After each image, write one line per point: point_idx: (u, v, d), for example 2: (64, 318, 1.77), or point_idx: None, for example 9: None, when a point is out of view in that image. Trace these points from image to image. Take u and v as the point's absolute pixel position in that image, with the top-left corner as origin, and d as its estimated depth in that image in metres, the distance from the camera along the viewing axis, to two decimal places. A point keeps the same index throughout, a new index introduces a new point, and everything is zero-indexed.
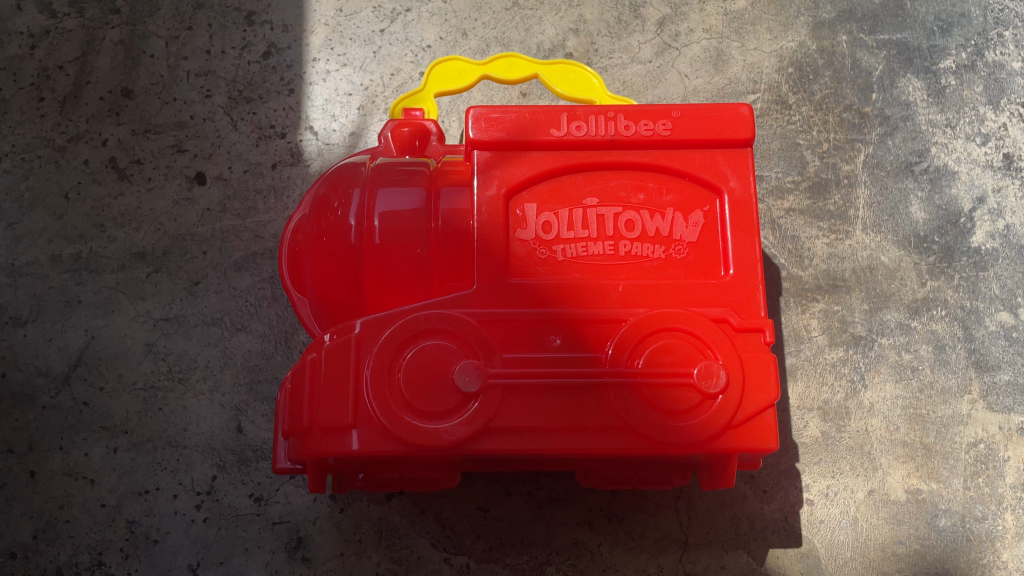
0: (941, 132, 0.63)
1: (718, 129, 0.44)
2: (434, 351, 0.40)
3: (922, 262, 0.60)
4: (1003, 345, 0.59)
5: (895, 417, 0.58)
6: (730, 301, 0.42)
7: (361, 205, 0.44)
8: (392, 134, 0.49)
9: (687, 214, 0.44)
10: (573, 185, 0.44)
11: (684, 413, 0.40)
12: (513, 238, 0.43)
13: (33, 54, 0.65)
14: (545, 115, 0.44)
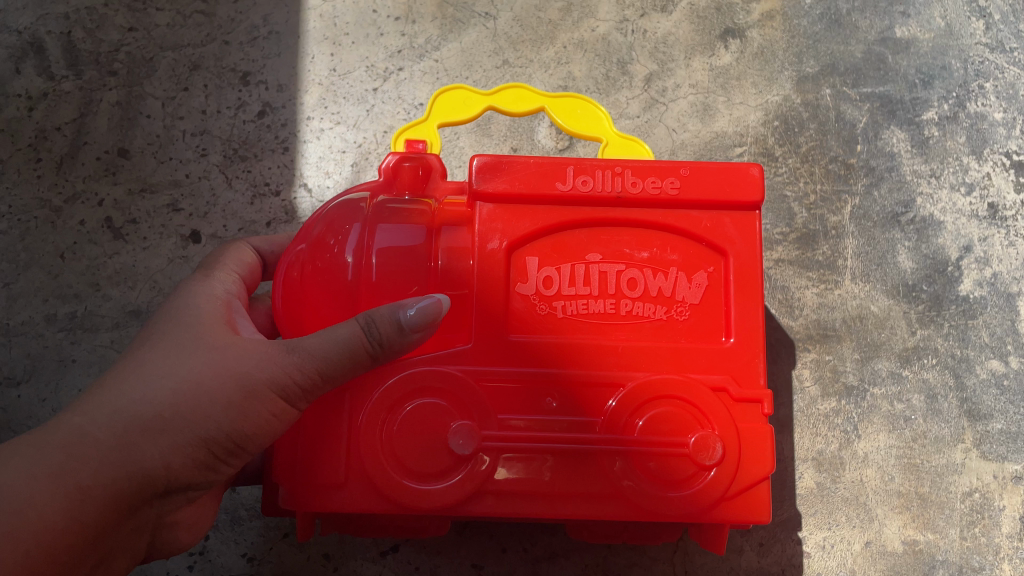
0: (925, 183, 0.64)
1: (725, 192, 0.44)
2: (431, 412, 0.41)
3: (911, 311, 0.61)
4: (994, 394, 0.60)
5: (890, 467, 0.58)
6: (731, 369, 0.43)
7: (360, 242, 0.43)
8: (393, 166, 0.46)
9: (690, 275, 0.44)
10: (575, 240, 0.44)
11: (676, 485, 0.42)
12: (512, 292, 0.44)
13: (31, 116, 0.65)
14: (553, 168, 0.44)
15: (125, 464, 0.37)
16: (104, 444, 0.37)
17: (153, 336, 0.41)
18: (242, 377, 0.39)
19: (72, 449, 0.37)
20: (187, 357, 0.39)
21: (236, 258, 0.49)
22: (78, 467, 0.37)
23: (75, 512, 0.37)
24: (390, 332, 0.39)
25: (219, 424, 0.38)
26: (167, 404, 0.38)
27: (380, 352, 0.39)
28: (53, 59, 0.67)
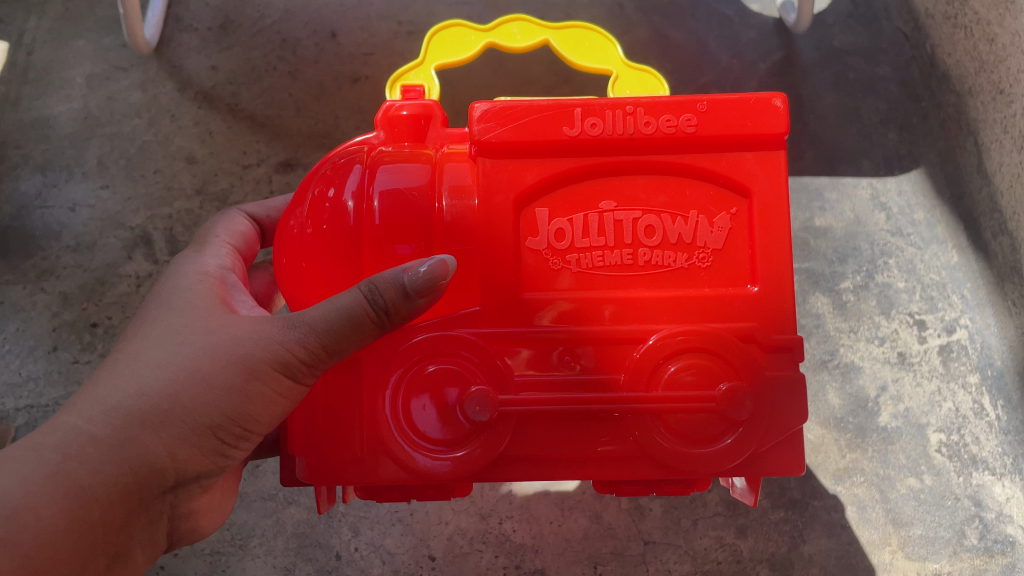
0: (845, 336, 0.81)
1: (750, 125, 0.49)
2: (454, 366, 0.48)
3: (841, 438, 0.76)
4: (913, 505, 0.74)
5: (831, 566, 0.72)
6: (756, 314, 0.49)
7: (360, 189, 0.48)
8: (397, 116, 0.54)
9: (711, 219, 0.50)
10: (589, 188, 0.50)
11: (703, 442, 0.48)
12: (521, 245, 0.49)
13: (138, 291, 0.85)
14: (562, 113, 0.49)
15: (122, 452, 0.45)
16: (101, 439, 0.45)
17: (141, 335, 0.49)
18: (233, 364, 0.47)
19: (69, 448, 0.44)
20: (171, 346, 0.48)
21: (223, 234, 0.61)
22: (77, 464, 0.44)
23: (75, 502, 0.44)
24: (396, 297, 0.44)
25: (217, 408, 0.47)
26: (161, 396, 0.46)
27: (384, 322, 0.45)
28: (159, 248, 0.87)
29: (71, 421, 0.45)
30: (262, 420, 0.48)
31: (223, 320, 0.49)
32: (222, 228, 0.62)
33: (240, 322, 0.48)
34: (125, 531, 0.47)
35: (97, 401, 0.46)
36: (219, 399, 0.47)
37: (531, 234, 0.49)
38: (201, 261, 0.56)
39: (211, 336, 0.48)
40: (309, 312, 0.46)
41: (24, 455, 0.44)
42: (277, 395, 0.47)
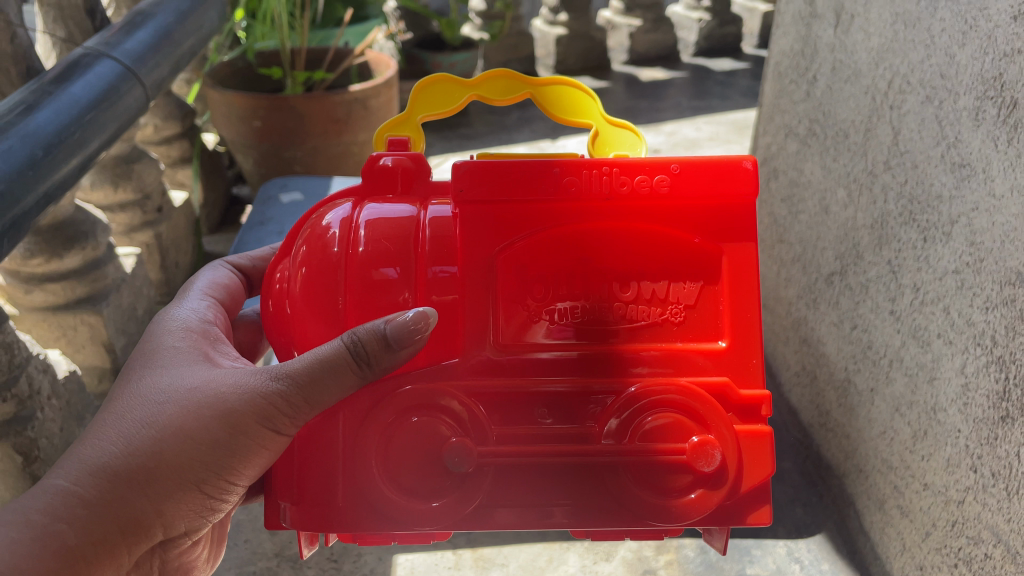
0: None
1: (710, 193, 0.76)
2: (439, 410, 0.76)
3: None
4: None
5: None
6: (732, 372, 0.79)
7: (341, 234, 0.76)
8: (390, 161, 0.81)
9: (683, 274, 0.78)
10: (578, 235, 0.77)
11: (649, 488, 0.77)
12: (514, 292, 0.78)
13: None
14: (555, 176, 0.76)
15: (103, 502, 0.70)
16: (87, 499, 0.69)
17: (124, 401, 0.74)
18: (205, 424, 0.73)
19: (59, 509, 0.68)
20: (152, 412, 0.73)
21: (194, 304, 0.88)
22: (64, 522, 0.68)
23: (68, 546, 0.68)
24: (373, 342, 0.69)
25: (189, 459, 0.73)
26: (139, 458, 0.72)
27: (352, 368, 0.71)
28: None
29: (60, 482, 0.69)
30: (219, 462, 0.74)
31: (190, 387, 0.75)
32: (195, 293, 0.90)
33: (206, 385, 0.75)
34: (109, 565, 0.71)
35: (80, 464, 0.70)
36: (187, 450, 0.73)
37: (517, 282, 0.78)
38: (180, 330, 0.81)
39: (180, 402, 0.73)
40: (286, 369, 0.72)
41: (23, 518, 0.67)
42: (232, 446, 0.73)
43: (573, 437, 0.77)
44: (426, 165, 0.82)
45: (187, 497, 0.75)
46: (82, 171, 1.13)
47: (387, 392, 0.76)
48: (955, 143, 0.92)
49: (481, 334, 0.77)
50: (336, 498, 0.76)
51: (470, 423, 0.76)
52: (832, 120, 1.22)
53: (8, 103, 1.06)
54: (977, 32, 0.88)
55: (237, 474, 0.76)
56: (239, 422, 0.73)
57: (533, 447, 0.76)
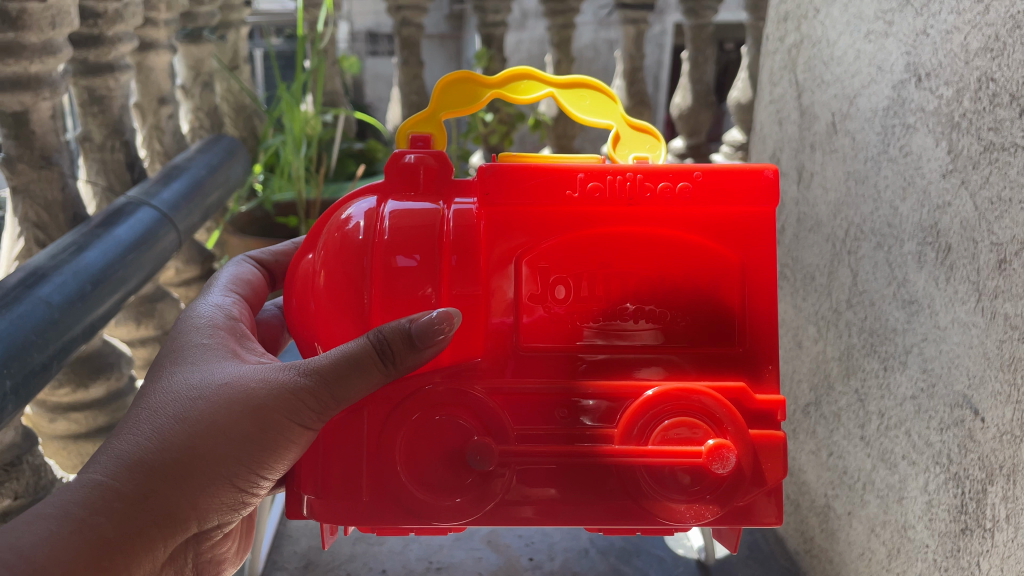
0: None
1: (736, 204, 0.91)
2: (463, 405, 0.89)
3: None
4: None
5: None
6: (746, 371, 0.95)
7: (370, 228, 0.90)
8: (416, 159, 0.94)
9: (701, 278, 0.94)
10: (600, 238, 0.93)
11: (657, 487, 0.91)
12: (537, 293, 0.93)
13: None
14: (581, 180, 0.91)
15: (136, 488, 0.86)
16: (122, 490, 0.85)
17: (156, 400, 0.91)
18: (231, 414, 0.90)
19: (99, 500, 0.84)
20: (181, 408, 0.90)
21: (211, 309, 1.05)
22: (105, 511, 0.84)
23: (109, 531, 0.84)
24: (397, 340, 0.83)
25: (214, 449, 0.90)
26: (167, 452, 0.88)
27: (374, 364, 0.85)
28: None
29: (98, 475, 0.85)
30: (241, 451, 0.91)
31: (214, 386, 0.91)
32: (209, 302, 1.07)
33: (229, 381, 0.92)
34: (149, 544, 0.87)
35: (115, 459, 0.86)
36: (212, 441, 0.89)
37: (540, 285, 0.93)
38: (207, 336, 0.99)
39: (206, 397, 0.90)
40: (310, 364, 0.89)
41: (66, 513, 0.82)
42: (254, 434, 0.90)
43: (589, 438, 0.92)
44: (445, 162, 0.96)
45: (212, 484, 0.91)
46: (122, 304, 1.26)
47: (419, 388, 0.91)
48: (903, 283, 1.04)
49: (503, 337, 0.94)
50: (360, 496, 0.91)
51: (493, 419, 0.90)
52: (799, 264, 1.35)
53: (60, 243, 1.21)
54: (915, 188, 1.02)
55: (256, 465, 0.92)
56: (255, 414, 0.90)
57: (552, 447, 0.90)
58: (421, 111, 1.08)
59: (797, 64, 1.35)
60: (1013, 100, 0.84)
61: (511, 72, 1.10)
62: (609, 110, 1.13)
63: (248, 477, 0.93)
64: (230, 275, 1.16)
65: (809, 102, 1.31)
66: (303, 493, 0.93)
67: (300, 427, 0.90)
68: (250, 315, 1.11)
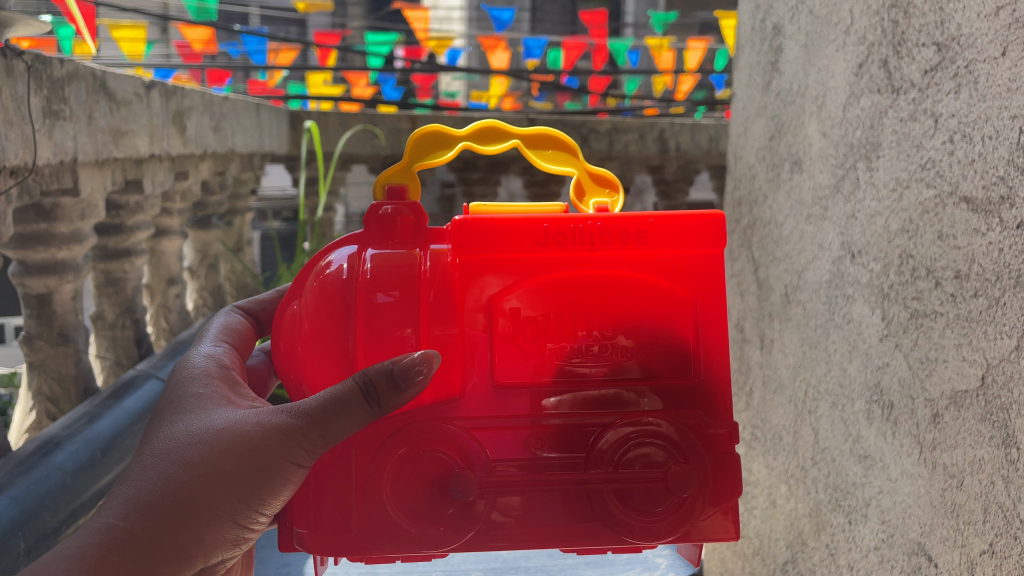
0: None
1: (690, 245, 0.95)
2: (444, 440, 0.93)
3: None
4: None
5: None
6: (704, 401, 0.98)
7: (353, 272, 0.92)
8: (390, 208, 0.96)
9: (661, 314, 0.96)
10: (567, 281, 0.94)
11: (624, 511, 0.96)
12: (509, 334, 0.95)
13: None
14: (545, 229, 0.92)
15: (145, 527, 0.88)
16: (132, 532, 0.87)
17: (159, 443, 0.91)
18: (227, 454, 0.90)
19: (110, 543, 0.86)
20: (182, 452, 0.90)
21: (207, 347, 1.06)
22: (117, 556, 0.86)
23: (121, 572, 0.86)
24: (382, 381, 0.83)
25: (215, 488, 0.90)
26: (172, 495, 0.89)
27: (367, 401, 0.85)
28: None
29: (109, 518, 0.87)
30: (240, 488, 0.91)
31: (211, 428, 0.91)
32: (206, 343, 1.07)
33: (228, 424, 0.91)
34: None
35: (123, 503, 0.88)
36: (213, 481, 0.90)
37: (510, 326, 0.95)
38: (203, 376, 0.99)
39: (206, 441, 0.90)
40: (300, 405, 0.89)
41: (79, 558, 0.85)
42: (252, 474, 0.90)
43: (566, 466, 0.96)
44: (421, 213, 0.97)
45: (217, 520, 0.92)
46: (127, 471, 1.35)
47: (400, 428, 0.93)
48: (858, 439, 1.13)
49: (480, 376, 0.95)
50: (350, 529, 0.93)
51: (474, 454, 0.94)
52: (768, 425, 1.44)
53: (73, 414, 1.33)
54: (859, 351, 1.12)
55: (254, 502, 0.92)
56: (253, 454, 0.90)
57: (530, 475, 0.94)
58: (395, 163, 1.04)
59: (753, 242, 1.50)
60: (929, 274, 0.97)
61: (477, 125, 1.09)
62: (574, 155, 1.13)
63: (253, 512, 0.93)
64: (222, 321, 1.14)
65: (765, 276, 1.44)
66: (297, 528, 0.95)
67: (299, 464, 0.90)
68: (239, 359, 1.09)
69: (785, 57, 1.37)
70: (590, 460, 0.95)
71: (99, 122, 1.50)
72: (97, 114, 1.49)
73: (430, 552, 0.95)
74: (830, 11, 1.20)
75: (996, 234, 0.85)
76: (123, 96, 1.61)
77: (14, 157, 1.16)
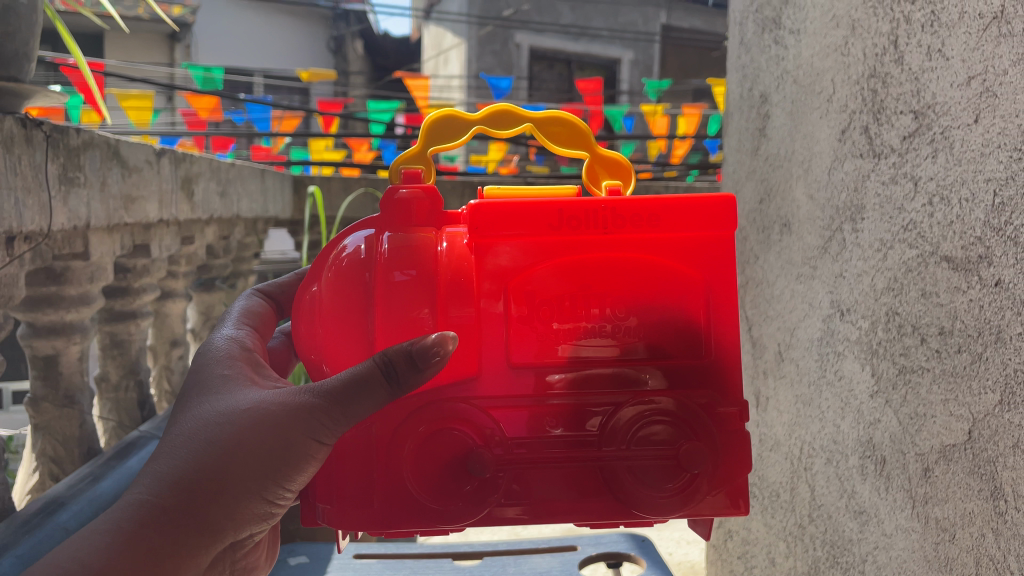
0: None
1: (701, 227, 0.80)
2: (460, 417, 0.80)
3: None
4: None
5: None
6: (722, 380, 0.84)
7: (373, 247, 0.81)
8: (404, 194, 0.83)
9: (676, 289, 0.82)
10: (582, 256, 0.81)
11: (633, 493, 0.82)
12: (525, 313, 0.81)
13: None
14: (554, 214, 0.79)
15: (179, 506, 0.79)
16: (163, 509, 0.78)
17: (189, 421, 0.82)
18: (255, 429, 0.81)
19: (145, 519, 0.77)
20: (210, 429, 0.80)
21: (229, 325, 0.95)
22: (151, 532, 0.77)
23: (156, 556, 0.77)
24: (404, 365, 0.73)
25: (242, 468, 0.81)
26: (202, 474, 0.79)
27: (388, 380, 0.74)
28: None
29: (141, 495, 0.78)
30: (269, 469, 0.81)
31: (239, 406, 0.81)
32: (230, 318, 0.97)
33: (255, 403, 0.82)
34: (195, 554, 0.80)
35: (156, 479, 0.79)
36: (240, 462, 0.80)
37: (525, 306, 0.81)
38: (226, 357, 0.89)
39: (233, 421, 0.80)
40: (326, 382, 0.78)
41: (111, 533, 0.76)
42: (281, 453, 0.80)
43: (577, 443, 0.82)
44: (436, 195, 0.86)
45: (248, 498, 0.82)
46: None
47: (410, 406, 0.81)
48: (852, 495, 1.15)
49: (497, 356, 0.81)
50: (371, 504, 0.82)
51: (493, 433, 0.80)
52: (765, 483, 1.45)
53: (78, 473, 1.35)
54: (851, 408, 1.15)
55: (285, 480, 0.82)
56: (279, 432, 0.80)
57: (542, 454, 0.82)
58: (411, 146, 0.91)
59: (746, 302, 1.54)
60: (914, 330, 1.00)
61: (496, 106, 0.89)
62: (588, 140, 0.94)
63: (280, 489, 0.83)
64: (240, 305, 1.00)
65: (758, 334, 1.47)
66: (319, 504, 0.84)
67: (324, 443, 0.80)
68: (262, 342, 0.97)
69: (772, 123, 1.43)
70: (600, 438, 0.82)
71: (111, 189, 1.54)
72: (109, 181, 1.54)
73: (447, 527, 0.83)
74: (814, 80, 1.26)
75: (976, 291, 0.88)
76: (135, 163, 1.66)
77: (31, 223, 1.20)
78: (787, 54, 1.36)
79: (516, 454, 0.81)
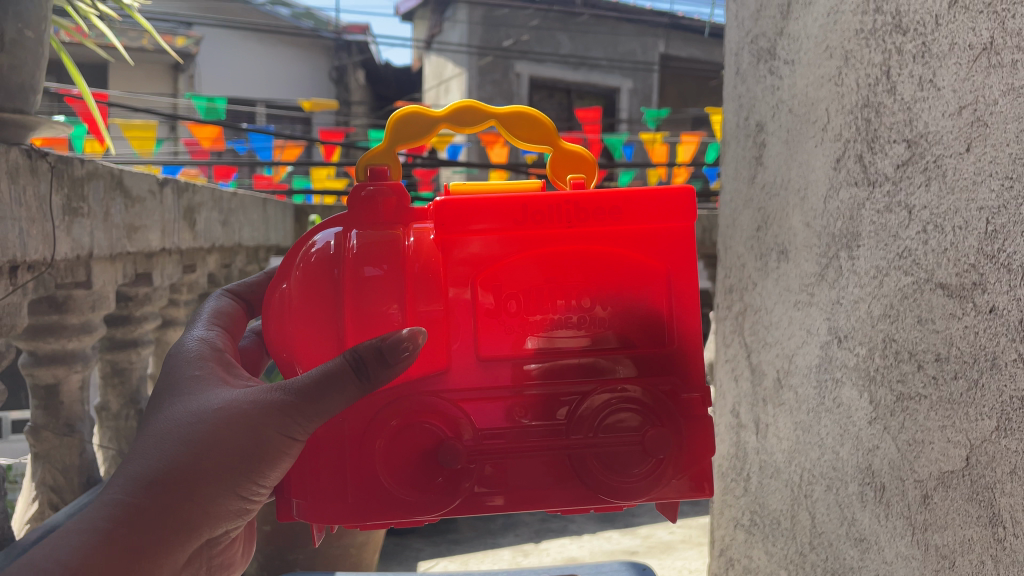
0: None
1: (660, 219, 0.81)
2: (431, 411, 0.80)
3: None
4: None
5: None
6: (687, 371, 0.85)
7: (340, 242, 0.81)
8: (372, 188, 0.83)
9: (640, 282, 0.83)
10: (547, 249, 0.81)
11: (602, 480, 0.83)
12: (493, 308, 0.82)
13: None
14: (520, 207, 0.80)
15: (154, 506, 0.76)
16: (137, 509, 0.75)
17: (162, 420, 0.79)
18: (229, 426, 0.79)
19: (119, 520, 0.74)
20: (184, 428, 0.78)
21: (199, 326, 0.91)
22: (126, 532, 0.75)
23: (131, 556, 0.75)
24: (375, 359, 0.74)
25: (218, 466, 0.79)
26: (178, 472, 0.77)
27: (360, 377, 0.75)
28: None
29: (114, 495, 0.75)
30: (246, 466, 0.80)
31: (215, 404, 0.79)
32: (201, 317, 0.93)
33: (231, 401, 0.80)
34: (169, 554, 0.78)
35: (129, 479, 0.76)
36: (217, 459, 0.79)
37: (494, 299, 0.82)
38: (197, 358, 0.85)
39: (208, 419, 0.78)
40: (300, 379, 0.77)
41: (84, 534, 0.73)
42: (258, 450, 0.79)
43: (546, 432, 0.83)
44: (403, 189, 0.85)
45: (224, 496, 0.80)
46: None
47: (379, 401, 0.82)
48: (853, 522, 1.14)
49: (466, 351, 0.82)
50: (344, 499, 0.81)
51: (464, 425, 0.81)
52: (766, 510, 1.44)
53: (77, 502, 1.35)
54: (850, 434, 1.15)
55: (260, 476, 0.81)
56: (256, 429, 0.79)
57: (513, 445, 0.82)
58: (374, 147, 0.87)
59: (744, 328, 1.54)
60: (911, 356, 1.00)
61: (458, 103, 0.87)
62: (551, 135, 0.91)
63: (254, 486, 0.82)
64: (211, 302, 0.96)
65: (757, 360, 1.48)
66: (293, 498, 0.84)
67: (299, 439, 0.79)
68: (234, 342, 0.94)
69: (769, 152, 1.44)
70: (568, 427, 0.82)
71: (114, 219, 1.56)
72: (113, 211, 1.55)
73: (421, 520, 0.83)
74: (808, 110, 1.28)
75: (971, 318, 0.89)
76: (138, 193, 1.68)
77: (34, 252, 1.21)
78: (783, 84, 1.38)
79: (486, 446, 0.82)
